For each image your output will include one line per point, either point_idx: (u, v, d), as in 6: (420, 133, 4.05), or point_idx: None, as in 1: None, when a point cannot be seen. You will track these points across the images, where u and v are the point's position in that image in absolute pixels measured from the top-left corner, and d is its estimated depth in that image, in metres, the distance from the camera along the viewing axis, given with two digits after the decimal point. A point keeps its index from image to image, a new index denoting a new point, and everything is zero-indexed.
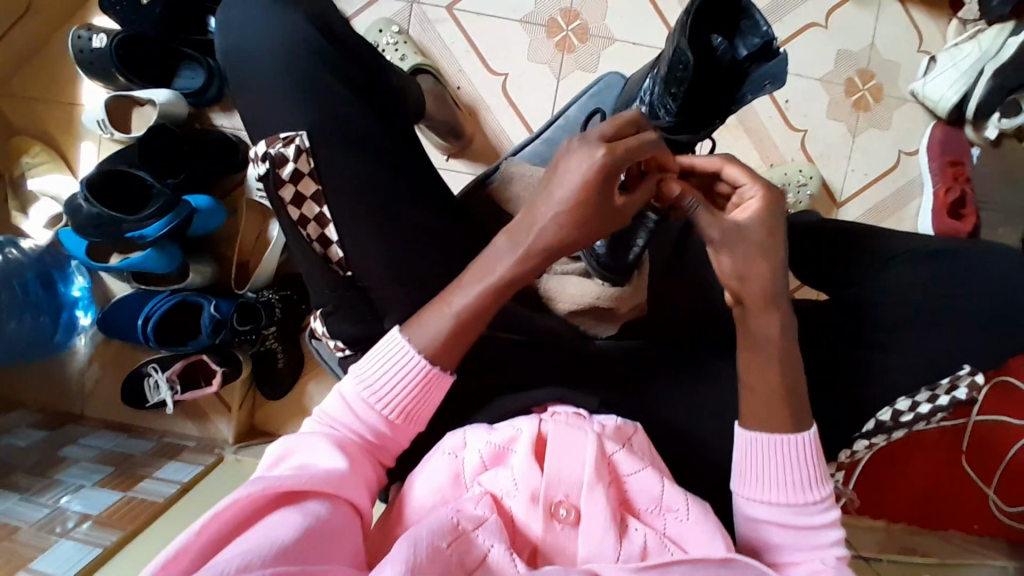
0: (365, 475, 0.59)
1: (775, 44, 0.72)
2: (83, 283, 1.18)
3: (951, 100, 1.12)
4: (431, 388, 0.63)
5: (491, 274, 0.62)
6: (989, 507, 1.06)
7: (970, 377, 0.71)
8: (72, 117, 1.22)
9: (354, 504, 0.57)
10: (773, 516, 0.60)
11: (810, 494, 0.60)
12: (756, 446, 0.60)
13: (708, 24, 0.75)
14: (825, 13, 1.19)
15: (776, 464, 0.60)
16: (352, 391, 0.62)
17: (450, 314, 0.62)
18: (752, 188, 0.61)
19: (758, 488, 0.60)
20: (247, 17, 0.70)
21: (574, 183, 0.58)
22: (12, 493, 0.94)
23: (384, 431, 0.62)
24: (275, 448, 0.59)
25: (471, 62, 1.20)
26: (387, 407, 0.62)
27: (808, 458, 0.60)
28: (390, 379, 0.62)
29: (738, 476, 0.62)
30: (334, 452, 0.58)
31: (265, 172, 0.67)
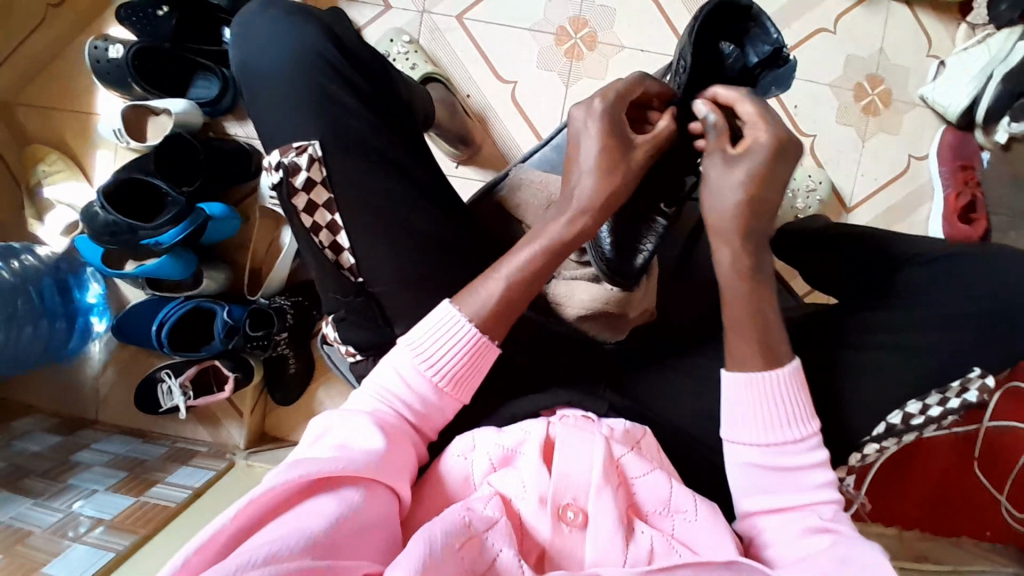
0: (405, 454, 0.59)
1: (786, 51, 0.74)
2: (99, 290, 1.20)
3: (961, 104, 1.11)
4: (483, 353, 0.64)
5: (545, 235, 0.66)
6: (1001, 512, 1.04)
7: (980, 380, 0.70)
8: (87, 126, 1.24)
9: (393, 488, 0.56)
10: (759, 459, 0.62)
11: (796, 432, 0.62)
12: (740, 386, 0.62)
13: (718, 32, 0.75)
14: (833, 19, 1.19)
15: (753, 401, 0.62)
16: (402, 364, 0.62)
17: (501, 277, 0.64)
18: (760, 131, 0.65)
19: (743, 428, 0.62)
20: (262, 28, 0.72)
21: (595, 142, 0.67)
22: (27, 497, 0.95)
23: (431, 403, 0.62)
24: (319, 424, 0.59)
25: (480, 69, 1.21)
26: (436, 377, 0.62)
27: (791, 396, 0.62)
28: (439, 350, 0.62)
29: (726, 418, 0.63)
30: (374, 432, 0.58)
31: (278, 181, 0.68)
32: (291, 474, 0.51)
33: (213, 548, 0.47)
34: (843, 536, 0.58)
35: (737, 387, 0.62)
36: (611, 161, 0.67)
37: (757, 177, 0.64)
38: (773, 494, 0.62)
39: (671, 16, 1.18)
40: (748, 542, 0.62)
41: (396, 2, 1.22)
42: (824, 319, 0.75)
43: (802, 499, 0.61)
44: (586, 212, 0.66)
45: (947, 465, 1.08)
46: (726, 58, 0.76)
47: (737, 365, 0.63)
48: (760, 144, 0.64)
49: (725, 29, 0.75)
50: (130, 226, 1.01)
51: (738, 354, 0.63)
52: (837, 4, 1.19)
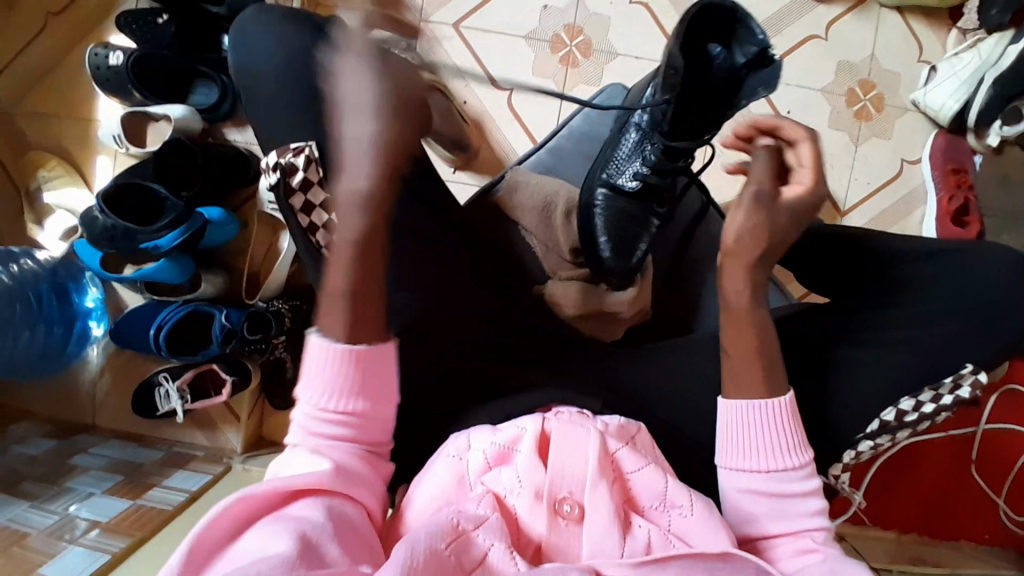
0: (358, 476, 0.59)
1: (771, 52, 0.74)
2: (96, 295, 1.19)
3: (952, 108, 1.13)
4: (369, 358, 0.60)
5: (349, 238, 0.59)
6: (1000, 515, 1.06)
7: (973, 376, 0.70)
8: (88, 132, 1.26)
9: (351, 495, 0.57)
10: (753, 485, 0.62)
11: (793, 459, 0.61)
12: (740, 413, 0.62)
13: (704, 35, 0.76)
14: (824, 26, 1.20)
15: (749, 430, 0.62)
16: (310, 404, 0.61)
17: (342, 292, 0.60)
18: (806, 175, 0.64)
19: (741, 456, 0.62)
20: (260, 32, 0.73)
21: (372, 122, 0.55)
22: (23, 501, 0.95)
23: (348, 431, 0.60)
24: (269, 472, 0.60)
25: (477, 76, 1.22)
26: (335, 404, 0.60)
27: (788, 425, 0.62)
28: (322, 374, 0.60)
29: (723, 445, 0.64)
30: (313, 459, 0.57)
31: (276, 182, 0.70)
32: (224, 505, 0.51)
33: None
34: (830, 557, 0.58)
35: (740, 419, 0.62)
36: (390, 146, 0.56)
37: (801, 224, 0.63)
38: (770, 519, 0.62)
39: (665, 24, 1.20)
40: (754, 545, 0.63)
41: None
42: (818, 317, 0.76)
43: (796, 524, 0.61)
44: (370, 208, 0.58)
45: (947, 470, 1.08)
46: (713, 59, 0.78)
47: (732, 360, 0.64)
48: (807, 190, 0.64)
49: (714, 30, 0.76)
50: (128, 230, 1.02)
51: (733, 348, 0.64)
52: (828, 11, 1.20)
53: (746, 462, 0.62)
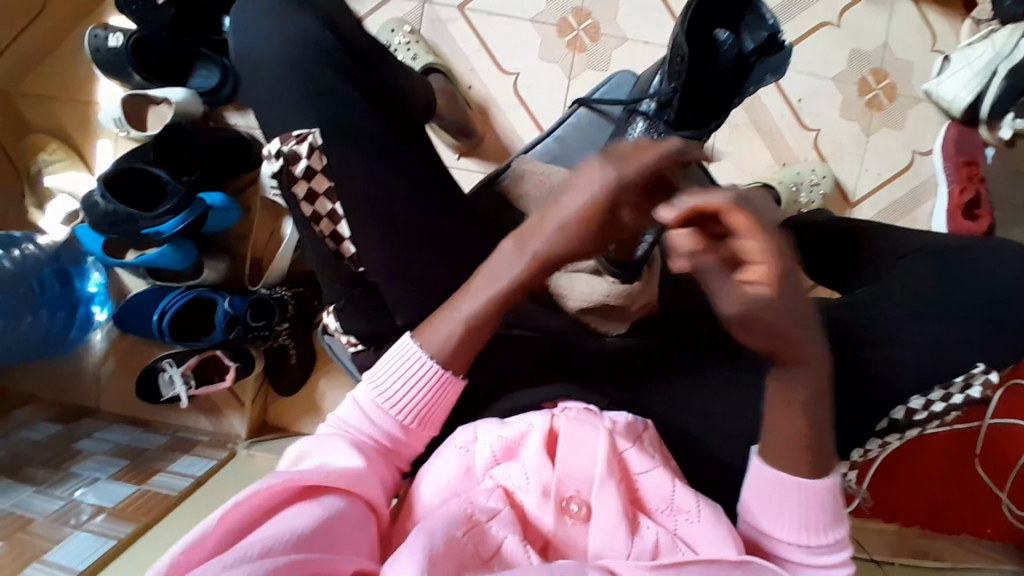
0: (380, 474, 0.60)
1: (781, 36, 0.74)
2: (99, 279, 1.20)
3: (965, 99, 1.10)
4: (445, 389, 0.64)
5: (498, 283, 0.63)
6: (1002, 509, 1.05)
7: (984, 375, 0.70)
8: (88, 115, 1.24)
9: (371, 504, 0.57)
10: (784, 553, 0.57)
11: (824, 534, 0.56)
12: (772, 479, 0.56)
13: (711, 19, 0.77)
14: (837, 12, 1.18)
15: (783, 499, 0.56)
16: (368, 397, 0.63)
17: (461, 320, 0.63)
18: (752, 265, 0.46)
19: (764, 519, 0.57)
20: (261, 17, 0.72)
21: (583, 197, 0.60)
22: (29, 485, 0.96)
23: (399, 436, 0.63)
24: (293, 449, 0.60)
25: (482, 61, 1.20)
26: (401, 411, 0.63)
27: (826, 499, 0.56)
28: (406, 384, 0.63)
29: (749, 504, 0.58)
30: (349, 453, 0.59)
31: (278, 169, 0.68)
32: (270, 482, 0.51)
33: (203, 549, 0.48)
34: None
35: (768, 485, 0.57)
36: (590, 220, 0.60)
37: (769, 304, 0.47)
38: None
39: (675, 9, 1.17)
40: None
41: None
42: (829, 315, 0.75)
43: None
44: (537, 261, 0.62)
45: (949, 464, 1.08)
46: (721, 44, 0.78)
47: None
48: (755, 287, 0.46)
49: (720, 15, 0.77)
50: (130, 215, 1.01)
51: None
52: None
53: (780, 531, 0.57)
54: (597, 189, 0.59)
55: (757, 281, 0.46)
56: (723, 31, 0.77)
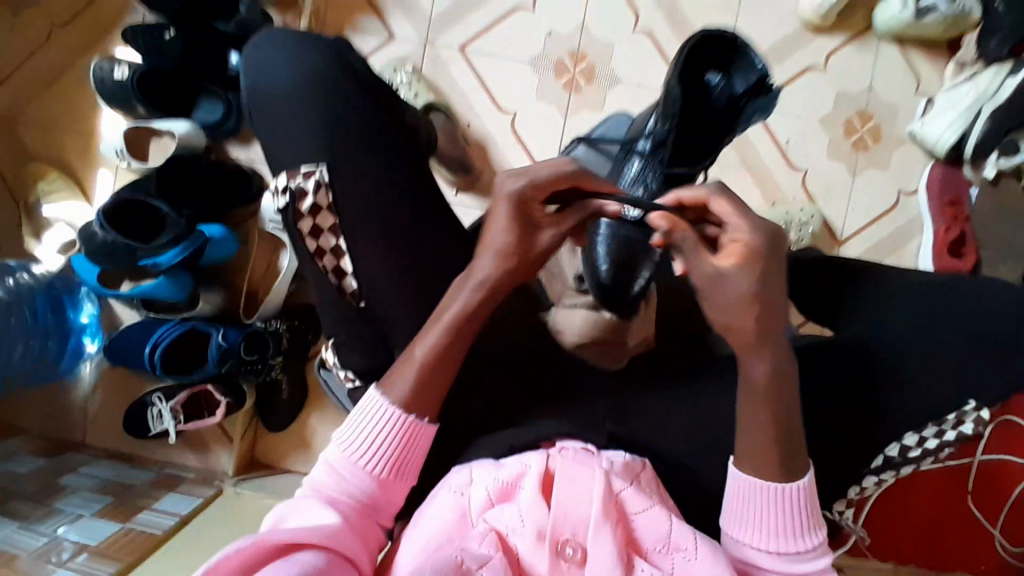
0: (358, 530, 0.60)
1: (770, 79, 0.77)
2: (92, 311, 1.18)
3: (949, 139, 1.14)
4: (416, 435, 0.64)
5: (445, 317, 0.64)
6: (994, 544, 1.05)
7: (976, 413, 0.72)
8: (89, 146, 1.25)
9: (350, 558, 0.57)
10: (771, 563, 0.61)
11: (805, 540, 0.61)
12: (751, 489, 0.62)
13: (703, 66, 0.78)
14: (824, 57, 1.22)
15: (760, 509, 0.61)
16: (339, 455, 0.64)
17: (414, 361, 0.64)
18: (737, 228, 0.61)
19: (746, 531, 0.62)
20: (274, 51, 0.73)
21: (503, 223, 0.65)
22: (9, 522, 0.93)
23: (374, 488, 0.63)
24: (270, 517, 0.60)
25: (481, 100, 1.23)
26: (372, 463, 0.63)
27: (802, 505, 0.61)
28: (373, 436, 0.63)
29: (731, 516, 0.63)
30: (323, 510, 0.59)
31: (285, 205, 0.70)
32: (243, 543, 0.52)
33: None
34: None
35: (747, 497, 0.62)
36: (514, 245, 0.65)
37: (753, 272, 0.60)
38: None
39: (669, 52, 1.21)
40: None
41: (399, 33, 1.25)
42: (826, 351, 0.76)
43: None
44: (484, 289, 0.64)
45: (940, 500, 1.07)
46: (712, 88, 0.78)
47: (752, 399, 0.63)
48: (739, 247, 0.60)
49: (708, 60, 0.78)
50: (128, 246, 1.02)
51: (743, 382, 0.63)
52: (828, 42, 1.22)
53: (760, 541, 0.62)
54: (511, 213, 0.65)
55: (738, 257, 0.61)
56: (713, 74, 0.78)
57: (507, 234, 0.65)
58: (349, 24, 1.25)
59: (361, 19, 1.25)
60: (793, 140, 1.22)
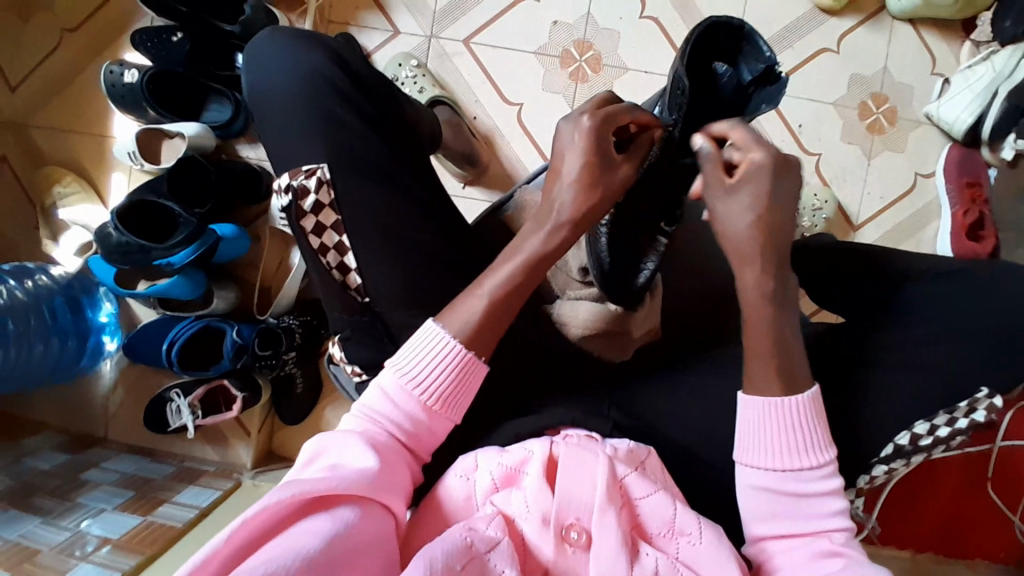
0: (399, 467, 0.60)
1: (778, 69, 0.75)
2: (110, 309, 1.22)
3: (965, 121, 1.12)
4: (472, 366, 0.64)
5: (522, 250, 0.66)
6: (1015, 532, 1.03)
7: (988, 400, 0.69)
8: (102, 148, 1.27)
9: (387, 506, 0.57)
10: (774, 483, 0.62)
11: (812, 458, 0.62)
12: (756, 411, 0.62)
13: (710, 52, 0.76)
14: (836, 38, 1.20)
15: (765, 426, 0.62)
16: (392, 380, 0.64)
17: (484, 295, 0.65)
18: (758, 152, 0.63)
19: (756, 453, 0.63)
20: (275, 53, 0.74)
21: (578, 157, 0.66)
22: (35, 516, 0.96)
23: (423, 418, 0.63)
24: (311, 445, 0.60)
25: (487, 92, 1.23)
26: (426, 393, 0.63)
27: (808, 422, 0.62)
28: (429, 366, 0.63)
29: (738, 441, 0.64)
30: (365, 451, 0.59)
31: (288, 203, 0.71)
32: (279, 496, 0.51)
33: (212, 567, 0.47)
34: (853, 561, 0.58)
35: (758, 417, 0.62)
36: (593, 178, 0.66)
37: (762, 200, 0.62)
38: (784, 520, 0.62)
39: (675, 40, 1.20)
40: (759, 564, 0.62)
41: (404, 28, 1.25)
42: (835, 340, 0.75)
43: (813, 525, 0.61)
44: (567, 225, 0.66)
45: (957, 490, 1.06)
46: (722, 77, 0.77)
47: (761, 392, 0.63)
48: (757, 164, 0.62)
49: (717, 48, 0.77)
50: (141, 247, 1.03)
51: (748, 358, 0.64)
52: (840, 24, 1.20)
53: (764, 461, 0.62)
54: (588, 150, 0.66)
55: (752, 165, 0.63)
56: (721, 64, 0.76)
57: (584, 168, 0.66)
58: (353, 20, 1.26)
59: (366, 15, 1.25)
60: (804, 124, 1.20)
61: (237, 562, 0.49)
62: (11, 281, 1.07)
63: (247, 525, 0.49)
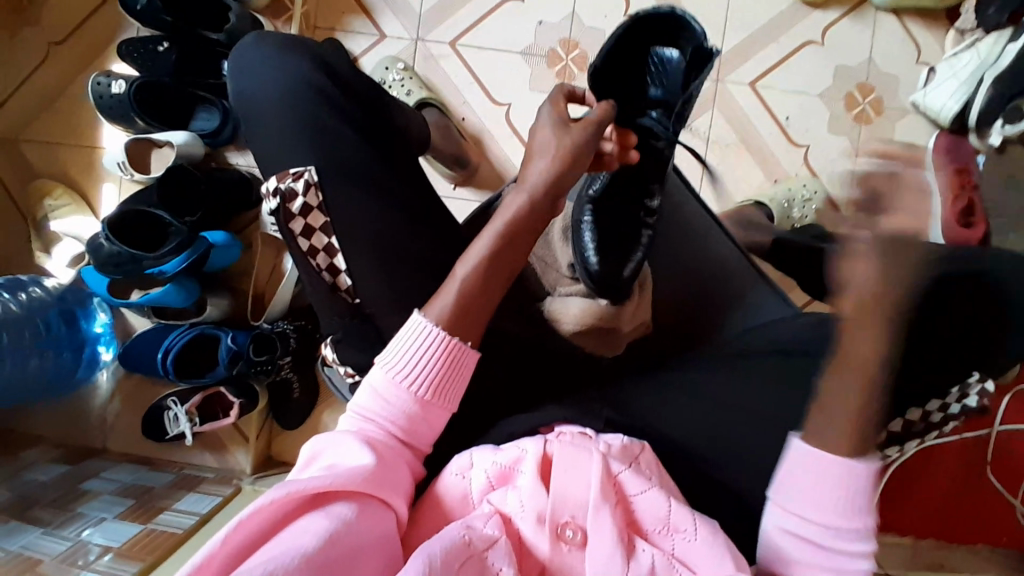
0: (393, 463, 0.60)
1: (710, 47, 0.73)
2: (106, 320, 1.22)
3: (952, 109, 1.12)
4: (460, 351, 0.64)
5: (499, 224, 0.67)
6: (1016, 517, 1.04)
7: (978, 384, 0.74)
8: (92, 160, 1.28)
9: (387, 502, 0.58)
10: (804, 532, 0.57)
11: (852, 518, 0.56)
12: (809, 459, 0.57)
13: (653, 40, 0.78)
14: (820, 31, 1.20)
15: (811, 475, 0.57)
16: (384, 378, 0.64)
17: (458, 279, 0.65)
18: None
19: (799, 501, 0.57)
20: (260, 61, 0.75)
21: (546, 133, 0.69)
22: (35, 527, 0.96)
23: (416, 410, 0.63)
24: (310, 445, 0.61)
25: (474, 93, 1.23)
26: (416, 384, 0.63)
27: (860, 479, 0.56)
28: (417, 358, 0.63)
29: (780, 484, 0.58)
30: (358, 449, 0.59)
31: (276, 207, 0.71)
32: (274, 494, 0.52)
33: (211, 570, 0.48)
34: None
35: (812, 465, 0.57)
36: (552, 144, 0.69)
37: None
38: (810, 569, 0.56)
39: None
40: None
41: (390, 32, 1.25)
42: None
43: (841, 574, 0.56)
44: (532, 193, 0.68)
45: (961, 472, 1.06)
46: (668, 62, 0.77)
47: None
48: None
49: (664, 34, 0.77)
50: (134, 257, 1.03)
51: None
52: (824, 16, 1.20)
53: (805, 511, 0.57)
54: (549, 127, 0.70)
55: None
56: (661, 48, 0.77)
57: (545, 138, 0.69)
58: (340, 25, 1.26)
59: (353, 19, 1.26)
60: (789, 116, 1.21)
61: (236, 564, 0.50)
62: (6, 295, 1.07)
63: (243, 527, 0.50)
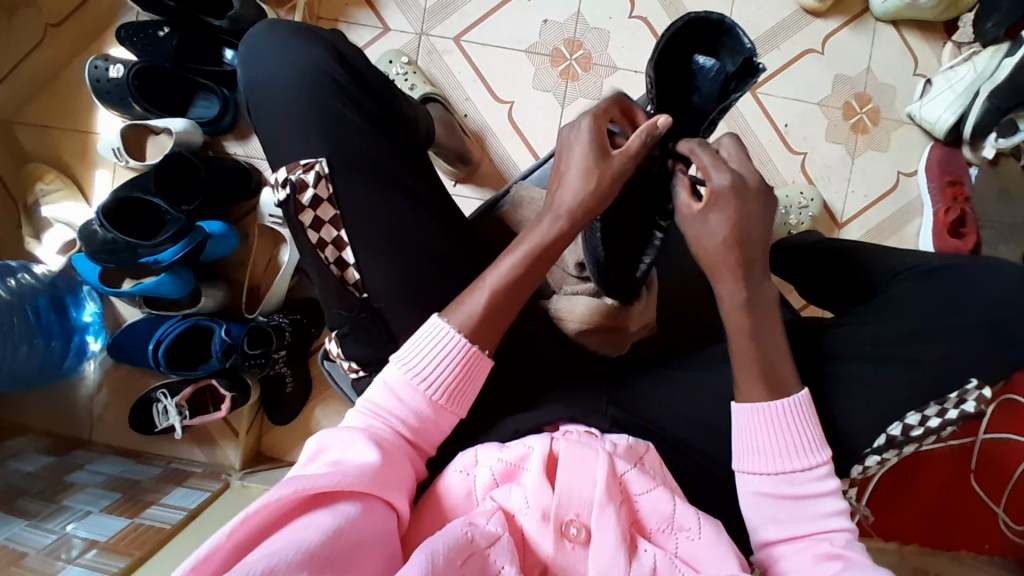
0: (400, 464, 0.60)
1: (757, 60, 0.74)
2: (95, 308, 1.20)
3: (947, 120, 1.15)
4: (479, 361, 0.65)
5: (525, 246, 0.67)
6: (999, 525, 1.04)
7: (977, 391, 0.71)
8: (85, 145, 1.25)
9: (391, 502, 0.57)
10: (768, 487, 0.64)
11: (805, 460, 0.63)
12: (750, 418, 0.64)
13: (693, 47, 0.77)
14: (821, 40, 1.22)
15: (757, 433, 0.64)
16: (398, 377, 0.63)
17: (486, 287, 0.65)
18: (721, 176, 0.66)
19: (750, 458, 0.64)
20: (270, 47, 0.74)
21: (583, 153, 0.68)
22: (19, 519, 0.93)
23: (428, 413, 0.63)
24: (314, 440, 0.60)
25: (478, 90, 1.23)
26: (431, 386, 0.63)
27: (800, 424, 0.64)
28: (434, 361, 0.63)
29: (734, 450, 0.66)
30: (366, 447, 0.59)
31: (285, 197, 0.70)
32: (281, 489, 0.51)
33: (212, 564, 0.46)
34: (852, 562, 0.58)
35: (753, 422, 0.64)
36: (594, 169, 0.67)
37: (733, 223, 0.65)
38: (786, 522, 0.63)
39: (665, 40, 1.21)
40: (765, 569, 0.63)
41: (394, 25, 1.24)
42: (827, 332, 0.76)
43: (813, 526, 0.62)
44: (567, 217, 0.67)
45: (945, 477, 1.06)
46: (704, 71, 0.77)
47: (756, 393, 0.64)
48: (721, 192, 0.65)
49: (701, 42, 0.77)
50: (127, 244, 1.02)
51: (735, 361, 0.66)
52: (825, 25, 1.22)
53: (761, 466, 0.64)
54: (586, 147, 0.68)
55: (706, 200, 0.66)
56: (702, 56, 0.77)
57: (585, 160, 0.67)
58: (343, 17, 1.25)
59: (356, 12, 1.25)
60: (789, 123, 1.22)
61: (235, 559, 0.48)
62: None
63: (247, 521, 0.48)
